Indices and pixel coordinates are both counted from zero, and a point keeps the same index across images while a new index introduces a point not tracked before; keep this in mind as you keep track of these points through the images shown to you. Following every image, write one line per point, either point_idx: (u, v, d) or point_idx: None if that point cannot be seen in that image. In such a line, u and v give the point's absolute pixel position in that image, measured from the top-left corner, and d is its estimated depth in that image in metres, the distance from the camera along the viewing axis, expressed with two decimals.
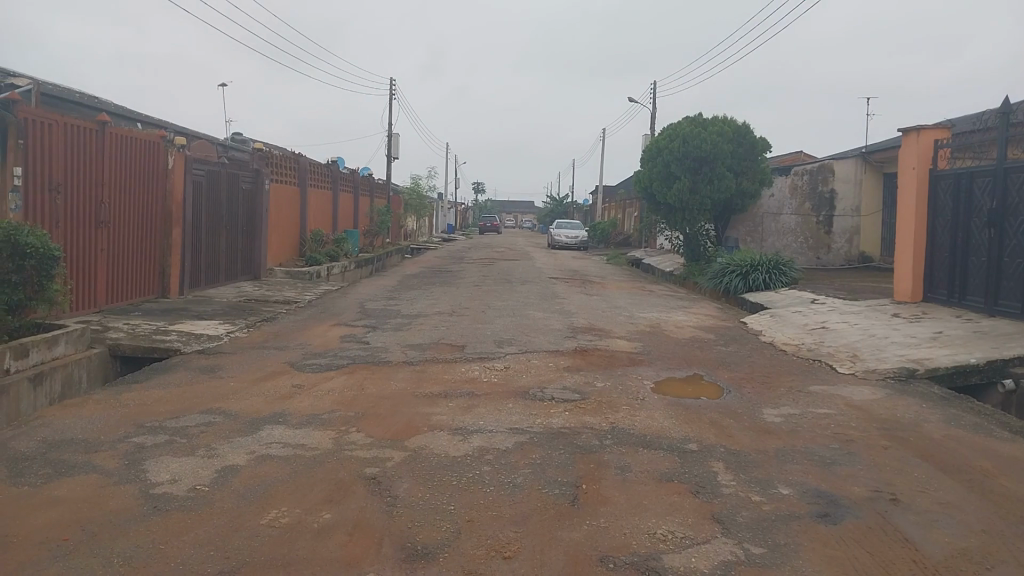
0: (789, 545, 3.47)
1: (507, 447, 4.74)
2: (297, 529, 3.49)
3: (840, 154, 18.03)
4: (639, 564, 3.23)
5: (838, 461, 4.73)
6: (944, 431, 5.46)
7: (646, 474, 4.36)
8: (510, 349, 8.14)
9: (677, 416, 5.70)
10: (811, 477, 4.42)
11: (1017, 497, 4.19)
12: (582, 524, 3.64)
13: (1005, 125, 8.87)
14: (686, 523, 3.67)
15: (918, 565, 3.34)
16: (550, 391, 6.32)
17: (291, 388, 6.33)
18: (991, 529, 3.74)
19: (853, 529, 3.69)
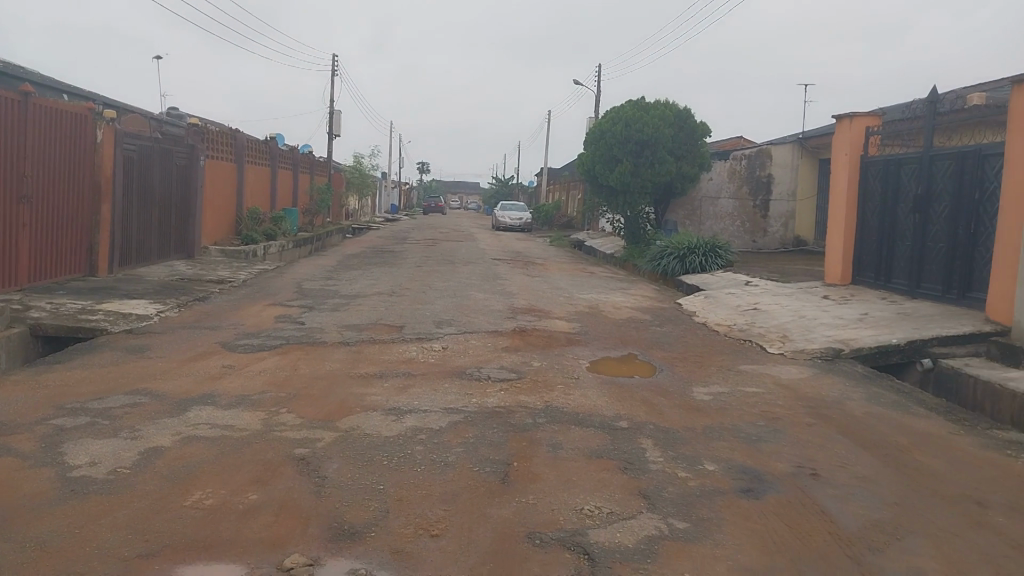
0: (712, 519, 3.57)
1: (440, 426, 4.74)
2: (222, 511, 3.43)
3: (777, 139, 18.37)
4: (565, 540, 3.27)
5: (763, 438, 4.87)
6: (864, 408, 5.66)
7: (577, 452, 4.41)
8: (448, 330, 8.12)
9: (610, 394, 5.79)
10: (736, 453, 4.54)
11: (929, 471, 4.38)
12: (511, 501, 3.66)
13: (932, 113, 9.16)
14: (613, 499, 3.74)
15: (832, 537, 3.46)
16: (486, 371, 6.34)
17: (221, 369, 6.20)
18: (903, 501, 3.90)
19: (773, 503, 3.80)
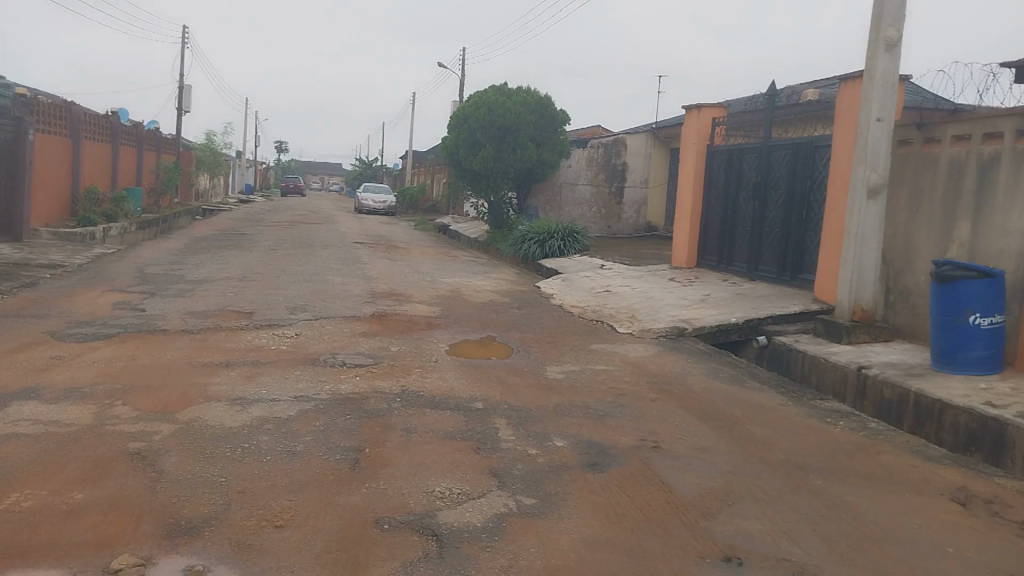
0: (558, 494, 3.67)
1: (289, 415, 4.60)
2: (42, 513, 3.18)
3: (633, 128, 19.00)
4: (414, 523, 3.27)
5: (611, 414, 5.06)
6: (704, 383, 6.00)
7: (430, 434, 4.41)
8: (303, 315, 7.90)
9: (466, 376, 5.83)
10: (585, 429, 4.69)
11: (759, 439, 4.70)
12: (360, 487, 3.62)
13: (771, 107, 9.75)
14: (464, 479, 3.77)
15: (670, 505, 3.65)
16: (340, 357, 6.21)
17: (48, 361, 5.74)
18: (735, 469, 4.17)
19: (617, 476, 3.96)
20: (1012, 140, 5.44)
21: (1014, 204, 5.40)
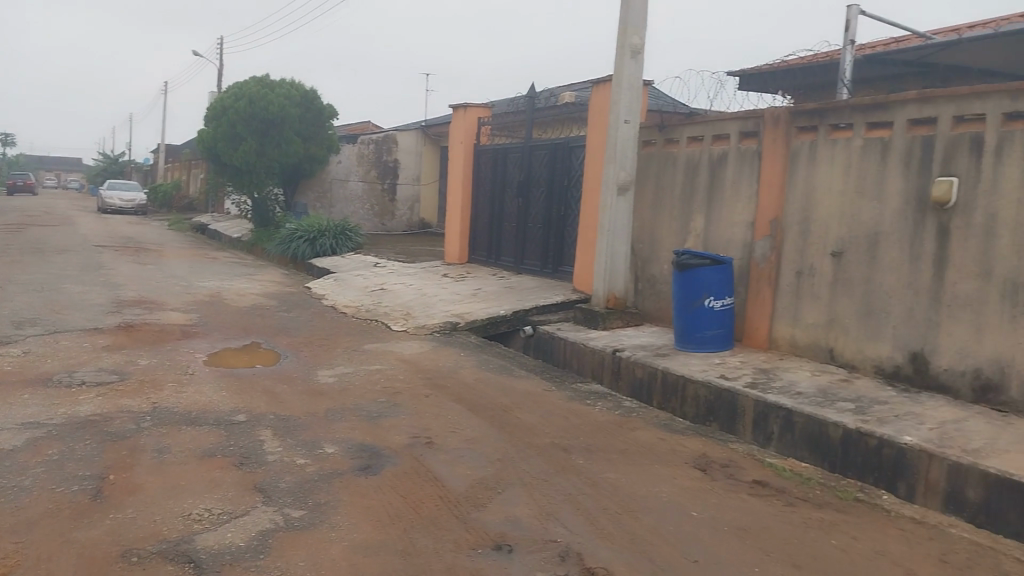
0: (329, 502, 3.56)
1: (14, 446, 4.05)
2: None
3: (400, 126, 18.96)
4: (168, 551, 3.01)
5: (383, 414, 5.00)
6: (476, 376, 6.12)
7: (187, 453, 4.09)
8: (33, 331, 7.00)
9: (228, 387, 5.48)
10: (357, 432, 4.59)
11: (527, 427, 4.88)
12: (104, 519, 3.27)
13: (532, 108, 10.16)
14: (225, 498, 3.54)
15: (443, 500, 3.68)
16: (80, 376, 5.58)
17: None
18: (505, 458, 4.29)
19: (390, 477, 3.93)
20: (735, 142, 6.10)
21: (738, 198, 6.07)
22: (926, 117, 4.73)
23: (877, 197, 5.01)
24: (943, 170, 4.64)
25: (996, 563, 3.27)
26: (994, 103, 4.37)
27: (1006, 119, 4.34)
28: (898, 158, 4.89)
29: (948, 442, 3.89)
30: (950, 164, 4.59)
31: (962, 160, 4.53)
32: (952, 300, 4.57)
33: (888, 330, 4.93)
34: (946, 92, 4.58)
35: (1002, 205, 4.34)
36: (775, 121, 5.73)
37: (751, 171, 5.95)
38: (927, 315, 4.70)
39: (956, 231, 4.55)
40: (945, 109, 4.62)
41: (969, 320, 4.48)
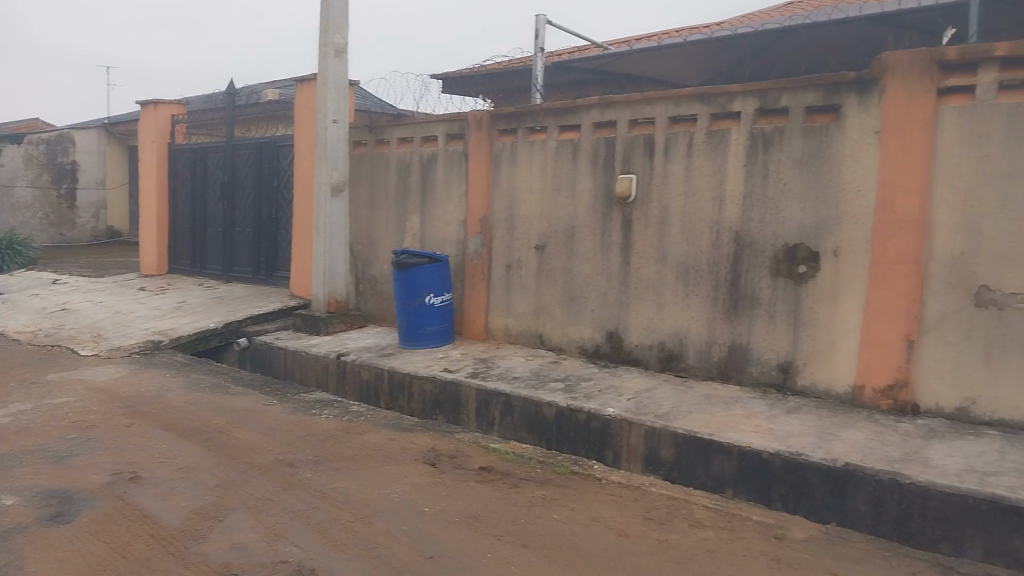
0: (11, 564, 3.05)
1: None
2: None
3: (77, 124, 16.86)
4: None
5: (76, 452, 4.41)
6: (186, 397, 5.64)
7: None
8: None
9: None
10: (42, 477, 3.99)
11: (247, 445, 4.59)
12: None
13: (232, 106, 9.56)
14: None
15: (155, 538, 3.33)
16: None
17: None
18: (225, 482, 4.00)
19: (88, 523, 3.46)
20: (443, 143, 6.25)
21: (448, 197, 6.23)
22: (607, 120, 5.21)
23: (571, 193, 5.43)
24: (623, 168, 5.14)
25: (688, 512, 3.72)
26: (660, 108, 4.93)
27: (670, 123, 4.91)
28: (587, 157, 5.34)
29: (643, 410, 4.34)
30: (629, 163, 5.10)
31: (638, 159, 5.06)
32: (638, 283, 5.10)
33: (589, 314, 5.38)
34: (622, 98, 5.07)
35: (672, 197, 4.92)
36: (478, 123, 5.97)
37: (459, 170, 6.14)
38: (620, 298, 5.20)
39: (638, 222, 5.08)
40: (623, 113, 5.12)
41: (653, 300, 5.04)
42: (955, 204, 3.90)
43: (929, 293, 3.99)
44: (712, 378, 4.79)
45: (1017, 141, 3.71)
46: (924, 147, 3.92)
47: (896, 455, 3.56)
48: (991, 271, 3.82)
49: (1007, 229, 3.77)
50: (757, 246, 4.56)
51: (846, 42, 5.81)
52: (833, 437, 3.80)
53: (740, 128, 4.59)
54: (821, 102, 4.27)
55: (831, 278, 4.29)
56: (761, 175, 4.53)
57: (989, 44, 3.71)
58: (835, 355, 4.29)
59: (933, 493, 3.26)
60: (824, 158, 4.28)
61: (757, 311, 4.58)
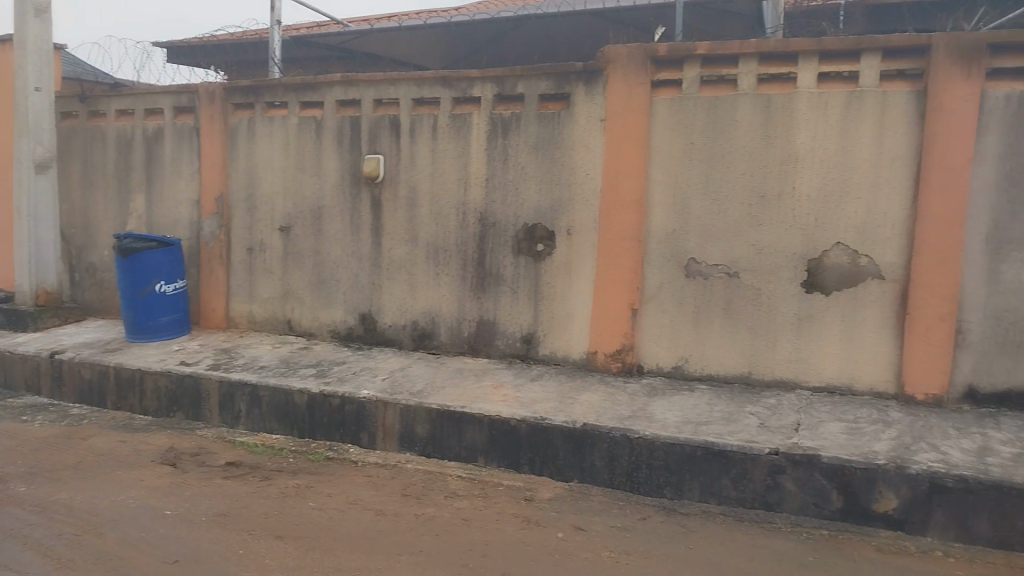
0: None
1: None
2: None
3: None
4: None
5: None
6: None
7: None
8: None
9: None
10: None
11: None
12: None
13: None
14: None
15: None
16: None
17: None
18: None
19: None
20: (170, 117, 5.75)
21: (179, 176, 5.76)
22: (351, 99, 5.11)
23: (316, 173, 5.28)
24: (368, 148, 5.09)
25: (444, 484, 3.83)
26: (404, 89, 4.93)
27: (414, 104, 4.94)
28: (330, 136, 5.21)
29: (397, 389, 4.37)
30: (374, 142, 5.06)
31: (383, 139, 5.03)
32: (388, 264, 5.11)
33: (338, 296, 5.30)
34: (365, 77, 5.00)
35: (418, 178, 4.96)
36: (210, 96, 5.56)
37: (191, 147, 5.70)
38: (370, 278, 5.18)
39: (385, 202, 5.07)
40: (366, 93, 5.05)
41: (403, 280, 5.08)
42: (668, 186, 4.36)
43: (650, 266, 4.44)
44: (462, 353, 4.95)
45: (715, 131, 4.22)
46: (642, 134, 4.33)
47: (627, 413, 3.93)
48: (698, 245, 4.33)
49: (710, 208, 4.29)
50: (499, 225, 4.76)
51: (573, 34, 6.11)
52: (573, 401, 4.10)
53: (481, 112, 4.74)
54: (553, 89, 4.53)
55: (567, 254, 4.60)
56: (501, 157, 4.72)
57: (692, 44, 4.17)
58: (572, 326, 4.63)
59: (657, 444, 3.65)
60: (558, 142, 4.56)
61: (501, 287, 4.79)
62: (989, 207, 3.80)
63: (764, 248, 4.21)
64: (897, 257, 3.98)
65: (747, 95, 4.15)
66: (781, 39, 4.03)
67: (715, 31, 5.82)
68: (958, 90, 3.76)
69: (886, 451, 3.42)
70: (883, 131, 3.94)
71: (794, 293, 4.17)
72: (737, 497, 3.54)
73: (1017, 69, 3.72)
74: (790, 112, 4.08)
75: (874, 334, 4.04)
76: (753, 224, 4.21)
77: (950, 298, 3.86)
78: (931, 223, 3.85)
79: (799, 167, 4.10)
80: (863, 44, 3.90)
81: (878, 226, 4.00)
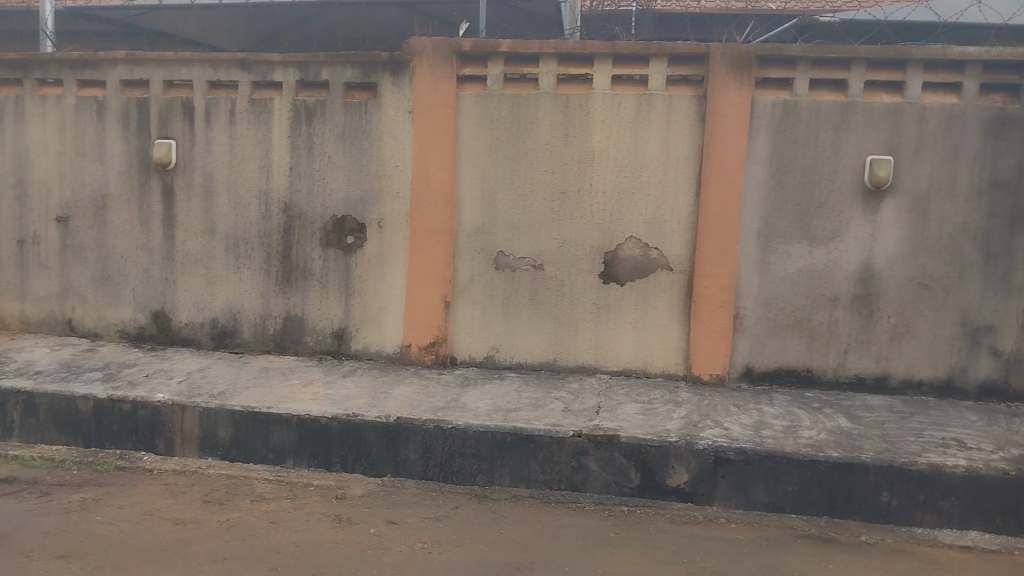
0: None
1: None
2: None
3: None
4: None
5: None
6: None
7: None
8: None
9: None
10: None
11: None
12: None
13: None
14: None
15: None
16: None
17: None
18: None
19: None
20: None
21: None
22: (138, 79, 4.73)
23: (99, 158, 4.84)
24: (159, 133, 4.74)
25: (250, 488, 3.66)
26: (198, 71, 4.63)
27: (210, 88, 4.66)
28: (114, 119, 4.79)
29: (197, 391, 4.12)
30: (165, 127, 4.72)
31: (176, 124, 4.71)
32: (184, 258, 4.81)
33: (128, 293, 4.91)
34: (154, 56, 4.65)
35: (216, 166, 4.70)
36: None
37: None
38: (164, 273, 4.84)
39: (180, 192, 4.76)
40: (155, 73, 4.69)
41: (201, 275, 4.80)
42: (476, 180, 4.43)
43: (459, 258, 4.50)
44: (268, 351, 4.76)
45: (519, 127, 4.35)
46: (449, 127, 4.36)
47: (439, 404, 3.96)
48: (505, 238, 4.45)
49: (515, 202, 4.41)
50: (306, 217, 4.62)
51: (378, 26, 6.00)
52: (384, 395, 4.07)
53: (283, 99, 4.56)
54: (359, 79, 4.45)
55: (376, 247, 4.55)
56: (306, 147, 4.57)
57: (496, 40, 4.25)
58: (383, 320, 4.59)
59: (469, 434, 3.71)
60: (365, 133, 4.49)
61: (309, 281, 4.65)
62: (760, 204, 4.21)
63: (566, 241, 4.39)
64: (684, 249, 4.30)
65: (548, 94, 4.30)
66: (578, 41, 4.21)
67: (517, 30, 5.94)
68: (733, 97, 4.12)
69: (676, 429, 3.69)
70: (670, 132, 4.24)
71: (594, 284, 4.39)
72: (545, 480, 3.68)
73: (781, 80, 4.14)
74: (588, 111, 4.29)
75: (666, 321, 4.35)
76: (556, 218, 4.39)
77: (730, 287, 4.23)
78: (712, 218, 4.20)
79: (597, 164, 4.32)
80: (651, 50, 4.17)
81: (668, 221, 4.30)
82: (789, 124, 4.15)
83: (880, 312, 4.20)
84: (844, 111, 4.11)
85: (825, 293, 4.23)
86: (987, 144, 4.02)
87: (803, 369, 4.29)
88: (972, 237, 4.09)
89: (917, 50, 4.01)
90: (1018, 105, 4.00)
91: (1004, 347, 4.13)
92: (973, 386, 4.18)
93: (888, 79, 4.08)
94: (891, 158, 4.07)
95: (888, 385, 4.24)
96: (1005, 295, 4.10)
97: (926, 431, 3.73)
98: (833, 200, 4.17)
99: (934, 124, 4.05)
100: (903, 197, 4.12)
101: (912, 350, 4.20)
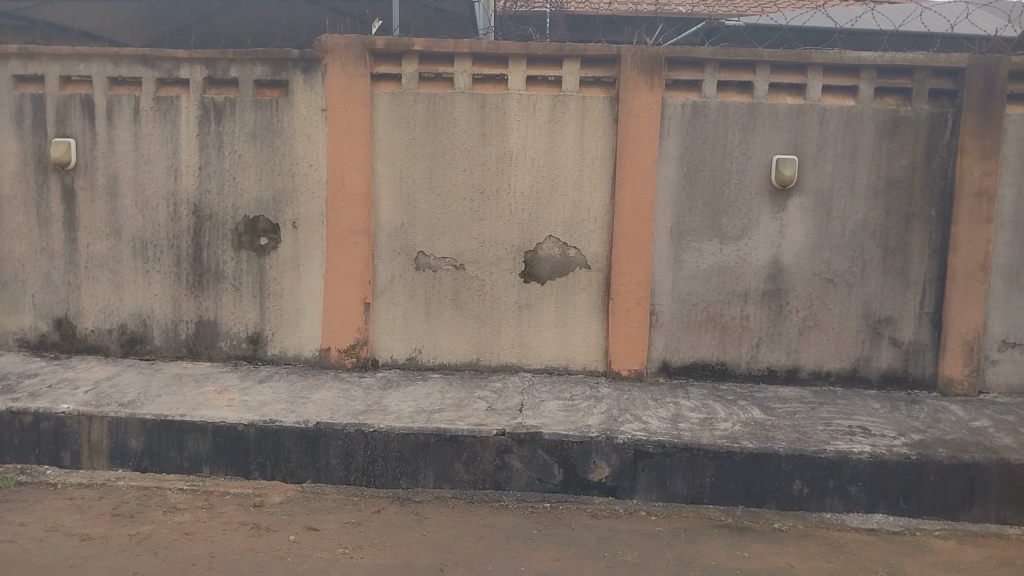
0: None
1: None
2: None
3: None
4: None
5: None
6: None
7: None
8: None
9: None
10: None
11: None
12: None
13: None
14: None
15: None
16: None
17: None
18: None
19: None
20: None
21: None
22: (32, 75, 4.50)
23: None
24: (57, 131, 4.52)
25: (162, 499, 3.54)
26: (96, 66, 4.43)
27: (110, 84, 4.47)
28: (7, 117, 4.55)
29: (105, 400, 3.95)
30: (64, 125, 4.51)
31: (75, 122, 4.50)
32: (87, 261, 4.61)
33: (27, 300, 4.68)
34: (48, 50, 4.43)
35: (120, 166, 4.51)
36: None
37: None
38: (66, 279, 4.63)
39: (82, 193, 4.56)
40: (50, 68, 4.47)
41: (107, 279, 4.61)
42: (393, 180, 4.40)
43: (378, 259, 4.44)
44: (180, 357, 4.62)
45: (436, 127, 4.33)
46: (364, 126, 4.30)
47: (360, 407, 3.90)
48: (425, 238, 4.42)
49: (434, 202, 4.39)
50: (217, 218, 4.49)
51: (289, 22, 5.87)
52: (303, 400, 3.98)
53: (190, 96, 4.42)
54: (270, 76, 4.35)
55: (292, 247, 4.45)
56: (215, 145, 4.44)
57: (409, 39, 4.22)
58: (301, 323, 4.49)
59: (391, 437, 3.66)
60: (277, 131, 4.39)
61: (222, 285, 4.52)
62: (674, 203, 4.31)
63: (485, 241, 4.40)
64: (601, 248, 4.37)
65: (463, 94, 4.29)
66: (491, 41, 4.23)
67: (431, 28, 5.92)
68: (644, 98, 4.20)
69: (597, 425, 3.73)
70: (584, 133, 4.30)
71: (514, 282, 4.42)
72: (469, 480, 3.67)
73: (690, 82, 4.26)
74: (504, 111, 4.30)
75: (585, 319, 4.41)
76: (475, 217, 4.39)
77: (645, 284, 4.31)
78: (628, 218, 4.28)
79: (514, 164, 4.34)
80: (563, 52, 4.21)
81: (584, 219, 4.36)
82: (698, 124, 4.26)
83: (789, 307, 4.35)
84: (750, 112, 4.24)
85: (736, 289, 4.36)
86: (882, 145, 4.22)
87: (717, 363, 4.42)
88: (872, 233, 4.28)
89: (816, 55, 4.17)
90: (910, 107, 4.21)
91: (904, 337, 4.34)
92: (876, 374, 4.38)
93: (791, 82, 4.23)
94: (795, 158, 4.22)
95: (798, 377, 4.40)
96: (903, 288, 4.31)
97: (834, 420, 3.88)
98: (742, 198, 4.30)
99: (834, 126, 4.23)
100: (807, 195, 4.28)
101: (820, 343, 4.37)
